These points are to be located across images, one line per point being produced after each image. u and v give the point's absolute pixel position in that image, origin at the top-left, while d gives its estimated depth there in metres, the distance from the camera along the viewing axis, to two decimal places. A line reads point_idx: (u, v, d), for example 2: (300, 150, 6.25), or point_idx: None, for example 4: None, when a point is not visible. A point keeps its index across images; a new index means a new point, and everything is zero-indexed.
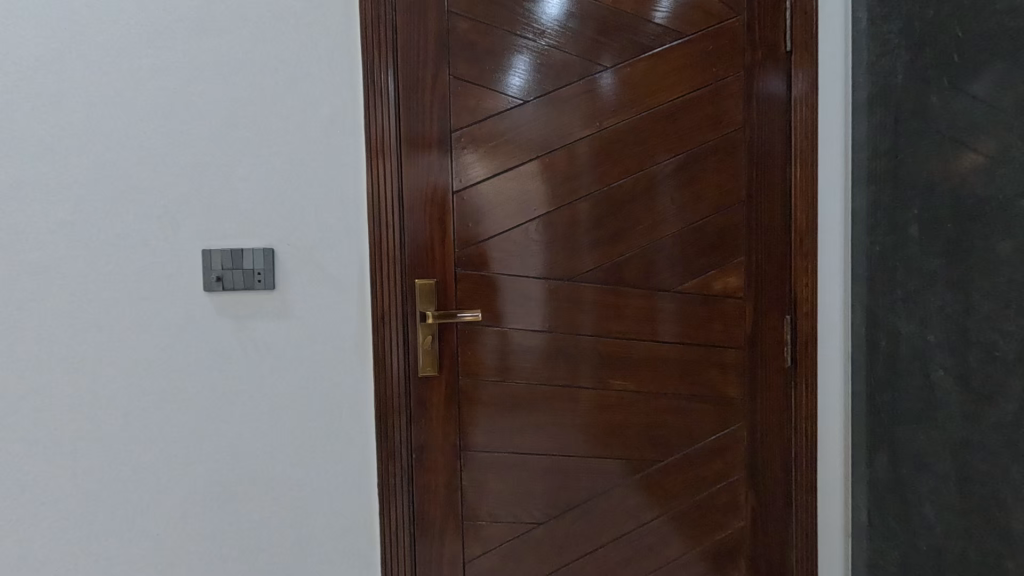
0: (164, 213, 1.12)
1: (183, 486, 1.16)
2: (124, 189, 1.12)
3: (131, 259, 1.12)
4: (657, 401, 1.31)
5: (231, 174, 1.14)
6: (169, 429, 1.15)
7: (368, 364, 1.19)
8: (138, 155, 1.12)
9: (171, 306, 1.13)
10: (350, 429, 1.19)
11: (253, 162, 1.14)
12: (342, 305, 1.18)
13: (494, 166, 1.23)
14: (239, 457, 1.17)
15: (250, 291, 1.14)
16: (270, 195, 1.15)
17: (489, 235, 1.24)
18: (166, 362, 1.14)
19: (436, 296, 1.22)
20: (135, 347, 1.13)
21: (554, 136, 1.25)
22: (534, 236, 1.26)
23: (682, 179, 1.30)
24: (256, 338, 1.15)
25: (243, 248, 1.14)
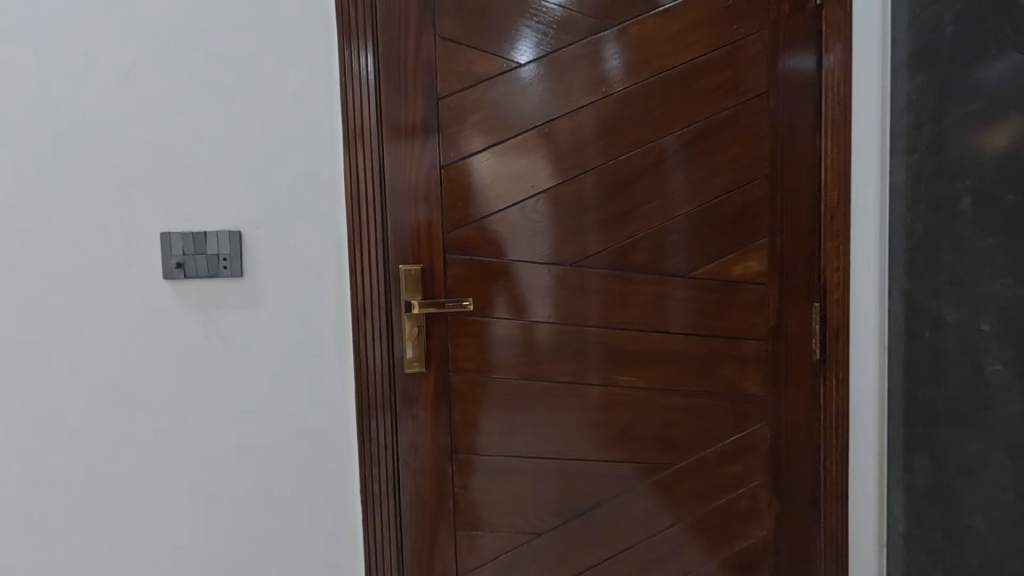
0: (120, 192, 1.02)
1: (145, 492, 1.06)
2: (75, 164, 1.00)
3: (83, 243, 1.01)
4: (670, 398, 1.19)
5: (195, 148, 1.03)
6: (132, 431, 1.04)
7: (347, 359, 1.08)
8: (91, 127, 1.00)
9: (131, 295, 1.03)
10: (329, 429, 1.08)
11: (218, 136, 1.03)
12: (318, 293, 1.07)
13: (486, 139, 1.11)
14: (210, 461, 1.07)
15: (215, 279, 1.03)
16: (239, 172, 1.04)
17: (482, 216, 1.12)
18: (127, 357, 1.04)
19: (422, 284, 1.10)
20: (93, 340, 1.03)
21: (555, 103, 1.12)
22: (533, 215, 1.13)
23: (696, 152, 1.16)
24: (224, 331, 1.05)
25: (206, 231, 1.03)
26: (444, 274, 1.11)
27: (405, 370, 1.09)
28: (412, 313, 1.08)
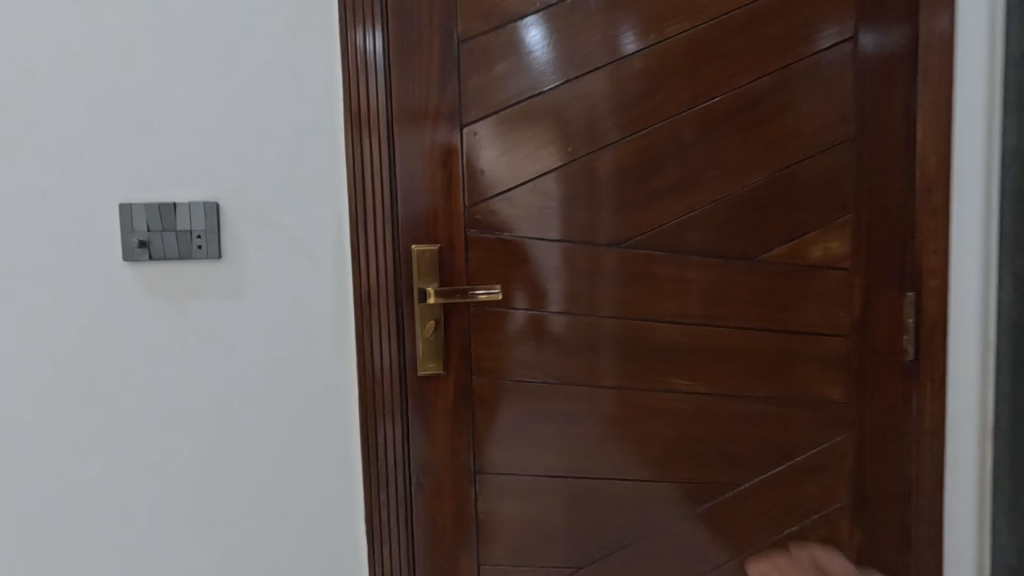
0: (66, 154, 0.81)
1: (104, 526, 0.86)
2: (9, 118, 0.80)
3: (21, 218, 0.81)
4: (732, 405, 1.00)
5: (161, 100, 0.83)
6: (83, 449, 0.84)
7: (351, 360, 0.89)
8: (28, 71, 0.80)
9: (81, 281, 0.82)
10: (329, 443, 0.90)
11: (190, 84, 0.83)
12: (314, 279, 0.87)
13: (504, 98, 0.92)
14: (181, 485, 0.87)
15: (186, 262, 0.83)
16: (215, 129, 0.84)
17: (495, 195, 0.93)
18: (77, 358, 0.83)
19: (439, 270, 0.92)
20: (33, 337, 0.82)
21: (582, 56, 0.93)
22: (571, 186, 0.94)
23: (766, 110, 0.97)
24: (199, 326, 0.85)
25: (176, 202, 0.83)
26: (465, 257, 0.92)
27: (419, 372, 0.91)
28: (427, 304, 0.90)
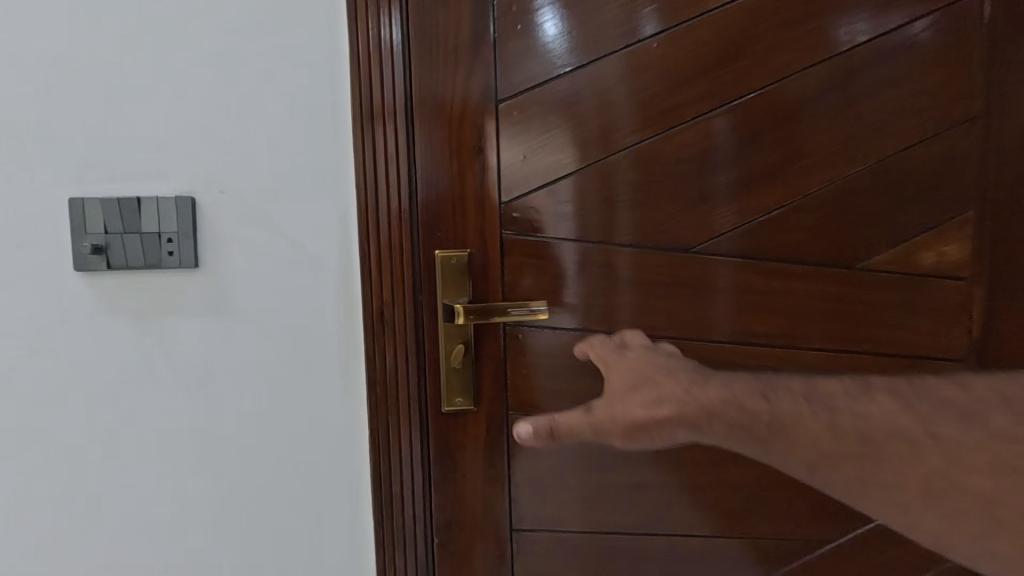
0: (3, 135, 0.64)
1: None
2: None
3: None
4: None
5: (124, 66, 0.65)
6: (30, 503, 0.68)
7: (361, 392, 0.72)
8: None
9: (21, 297, 0.65)
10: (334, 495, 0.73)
11: (158, 46, 0.65)
12: (315, 294, 0.70)
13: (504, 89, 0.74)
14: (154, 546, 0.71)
15: (155, 271, 0.66)
16: (189, 104, 0.67)
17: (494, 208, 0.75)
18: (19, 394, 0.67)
19: (470, 281, 0.75)
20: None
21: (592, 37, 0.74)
22: (585, 196, 0.76)
23: (869, 82, 0.78)
24: (172, 350, 0.68)
25: (141, 195, 0.65)
26: (499, 265, 0.76)
27: (441, 410, 0.74)
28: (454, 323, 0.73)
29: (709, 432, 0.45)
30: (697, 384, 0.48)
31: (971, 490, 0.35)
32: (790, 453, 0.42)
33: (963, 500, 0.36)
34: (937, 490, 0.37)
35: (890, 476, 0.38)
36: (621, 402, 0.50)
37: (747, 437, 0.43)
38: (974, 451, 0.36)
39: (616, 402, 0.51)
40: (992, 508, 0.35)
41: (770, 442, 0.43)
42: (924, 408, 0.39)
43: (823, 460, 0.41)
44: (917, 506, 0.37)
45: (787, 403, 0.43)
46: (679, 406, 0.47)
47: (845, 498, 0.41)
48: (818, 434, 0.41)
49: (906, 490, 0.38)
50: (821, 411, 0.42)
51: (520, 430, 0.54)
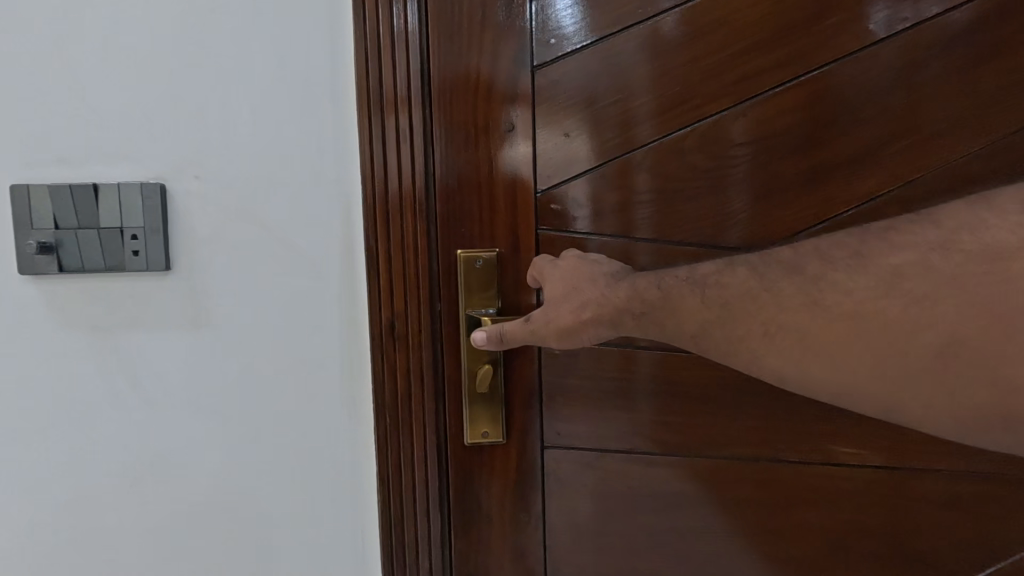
0: None
1: None
2: None
3: None
4: (916, 484, 0.69)
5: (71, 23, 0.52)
6: None
7: (367, 419, 0.60)
8: None
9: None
10: (334, 539, 0.61)
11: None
12: (311, 303, 0.58)
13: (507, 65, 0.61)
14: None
15: (117, 275, 0.55)
16: (156, 66, 0.54)
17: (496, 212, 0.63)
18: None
19: (500, 288, 0.63)
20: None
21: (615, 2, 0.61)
22: (603, 196, 0.64)
23: (991, 42, 0.63)
24: (139, 370, 0.57)
25: (97, 182, 0.54)
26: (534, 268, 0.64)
27: (465, 442, 0.63)
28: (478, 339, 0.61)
29: (627, 326, 0.53)
30: (613, 283, 0.55)
31: (795, 331, 0.46)
32: (685, 332, 0.51)
33: (788, 335, 0.46)
34: (776, 339, 0.47)
35: (746, 335, 0.48)
36: (558, 311, 0.55)
37: (651, 323, 0.52)
38: (792, 302, 0.46)
39: (551, 309, 0.56)
40: (807, 340, 0.46)
41: (668, 325, 0.52)
42: (766, 278, 0.48)
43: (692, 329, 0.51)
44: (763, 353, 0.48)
45: (680, 290, 0.51)
46: (597, 304, 0.54)
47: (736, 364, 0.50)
48: (703, 314, 0.50)
49: (756, 342, 0.48)
50: (703, 295, 0.50)
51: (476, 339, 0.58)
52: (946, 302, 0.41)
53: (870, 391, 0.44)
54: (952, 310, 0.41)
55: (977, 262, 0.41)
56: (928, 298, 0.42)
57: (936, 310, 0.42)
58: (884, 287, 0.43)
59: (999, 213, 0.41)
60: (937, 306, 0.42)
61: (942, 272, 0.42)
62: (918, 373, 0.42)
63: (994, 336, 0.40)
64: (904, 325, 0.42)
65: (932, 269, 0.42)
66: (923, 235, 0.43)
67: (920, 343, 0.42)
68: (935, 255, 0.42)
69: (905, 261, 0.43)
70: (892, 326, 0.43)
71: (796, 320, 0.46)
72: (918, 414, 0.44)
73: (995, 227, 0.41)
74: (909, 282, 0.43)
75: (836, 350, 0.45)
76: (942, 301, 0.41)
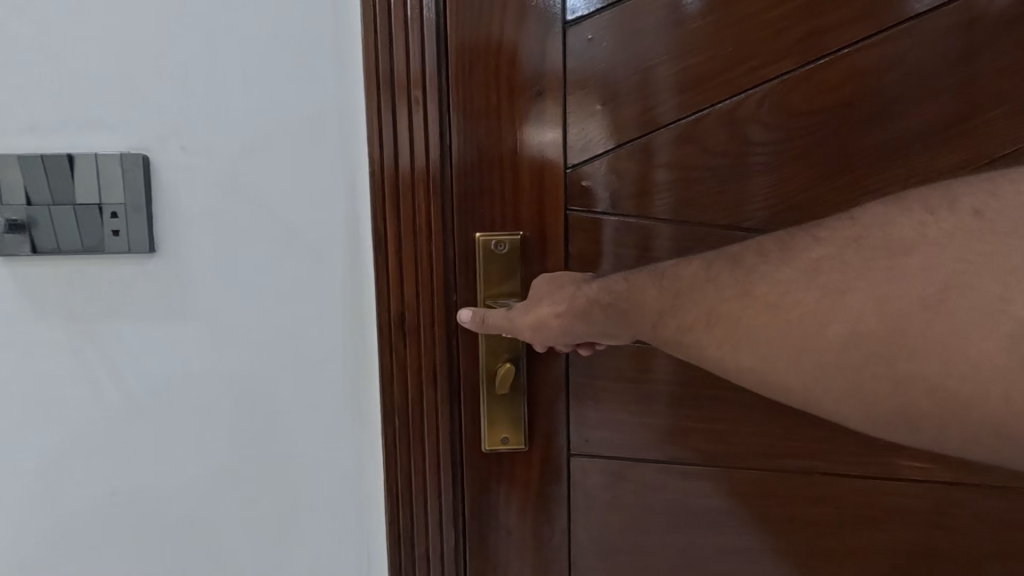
0: None
1: None
2: None
3: None
4: (991, 503, 0.60)
5: None
6: None
7: (374, 419, 0.54)
8: None
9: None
10: (335, 554, 0.56)
11: None
12: (312, 291, 0.52)
13: (531, 23, 0.54)
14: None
15: (97, 256, 0.49)
16: (135, 21, 0.48)
17: (521, 189, 0.56)
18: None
19: (524, 277, 0.56)
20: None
21: None
22: (633, 174, 0.57)
23: None
24: (122, 362, 0.51)
25: (74, 152, 0.48)
26: (562, 254, 0.57)
27: (484, 449, 0.57)
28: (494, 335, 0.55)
29: (596, 319, 0.48)
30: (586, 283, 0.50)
31: (729, 321, 0.41)
32: (646, 323, 0.46)
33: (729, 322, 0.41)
34: (716, 326, 0.42)
35: (692, 322, 0.43)
36: (537, 309, 0.51)
37: (618, 314, 0.47)
38: (728, 288, 0.42)
39: (530, 306, 0.52)
40: (744, 328, 0.41)
41: (631, 315, 0.46)
42: (713, 268, 0.43)
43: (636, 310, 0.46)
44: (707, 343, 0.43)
45: (642, 281, 0.46)
46: (564, 302, 0.50)
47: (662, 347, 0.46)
48: (658, 302, 0.45)
49: (699, 331, 0.43)
50: (659, 280, 0.45)
51: (459, 316, 0.53)
52: (853, 290, 0.37)
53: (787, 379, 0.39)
54: (858, 300, 0.37)
55: (880, 257, 0.37)
56: (838, 288, 0.37)
57: (844, 301, 0.37)
58: (804, 275, 0.39)
59: (906, 212, 0.37)
60: (845, 296, 0.37)
61: (853, 266, 0.37)
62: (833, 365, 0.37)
63: (899, 332, 0.35)
64: (818, 313, 0.38)
65: (844, 262, 0.38)
66: (839, 230, 0.39)
67: (830, 333, 0.37)
68: (850, 249, 0.38)
69: (825, 253, 0.39)
70: (810, 315, 0.38)
71: (734, 308, 0.41)
72: (834, 409, 0.38)
73: (900, 225, 0.37)
74: (826, 273, 0.38)
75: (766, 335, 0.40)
76: (849, 291, 0.37)
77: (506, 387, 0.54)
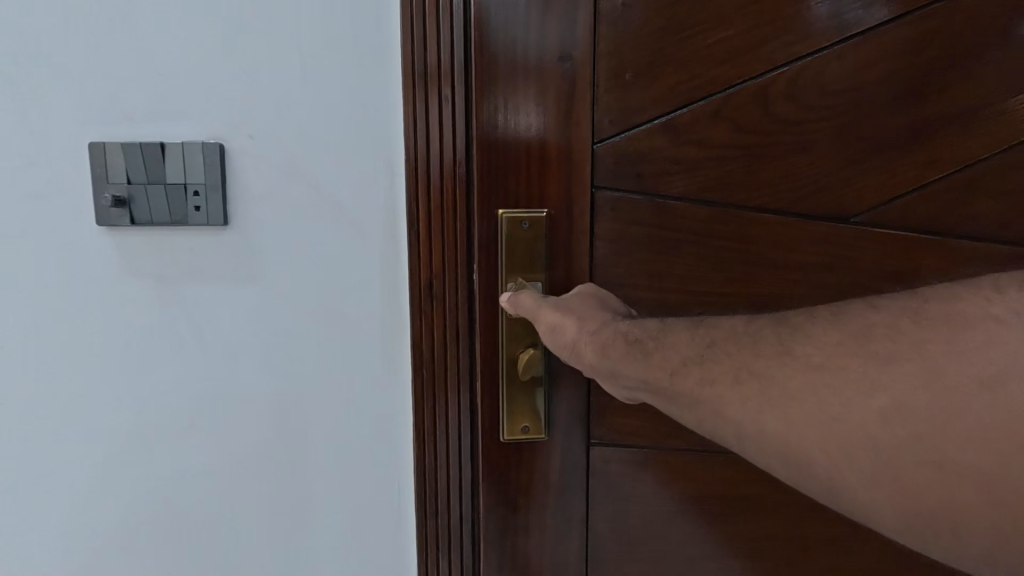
0: (23, 73, 0.56)
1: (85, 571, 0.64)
2: None
3: None
4: None
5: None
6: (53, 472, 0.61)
7: (406, 374, 0.61)
8: None
9: (33, 251, 0.58)
10: (371, 505, 0.63)
11: None
12: (354, 261, 0.59)
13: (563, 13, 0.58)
14: (163, 551, 0.64)
15: (180, 228, 0.59)
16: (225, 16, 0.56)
17: (547, 168, 0.60)
18: (20, 362, 0.60)
19: (547, 255, 0.61)
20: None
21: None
22: (656, 156, 0.60)
23: None
24: (199, 320, 0.60)
25: (164, 141, 0.57)
26: (587, 231, 0.61)
27: (504, 438, 0.62)
28: (520, 322, 0.60)
29: (614, 353, 0.53)
30: (629, 324, 0.55)
31: (761, 375, 0.44)
32: (668, 365, 0.50)
33: (758, 380, 0.44)
34: (743, 383, 0.44)
35: (717, 376, 0.46)
36: (575, 305, 0.58)
37: (640, 351, 0.52)
38: (770, 350, 0.45)
39: (574, 299, 0.58)
40: (775, 390, 0.43)
41: (653, 355, 0.51)
42: (754, 324, 0.49)
43: (659, 348, 0.51)
44: (730, 401, 0.45)
45: (677, 327, 0.52)
46: (593, 318, 0.56)
47: (678, 409, 0.49)
48: (686, 349, 0.50)
49: (726, 387, 0.45)
50: (693, 333, 0.51)
51: (501, 294, 0.59)
52: (906, 362, 0.39)
53: (808, 449, 0.40)
54: (912, 371, 0.38)
55: (938, 323, 0.39)
56: (892, 357, 0.39)
57: (898, 367, 0.39)
58: (854, 339, 0.42)
59: (978, 289, 0.39)
60: (897, 367, 0.39)
61: (914, 334, 0.39)
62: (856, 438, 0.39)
63: (939, 408, 0.37)
64: (862, 383, 0.39)
65: (899, 328, 0.40)
66: (901, 303, 0.42)
67: (871, 405, 0.39)
68: (907, 320, 0.40)
69: (885, 318, 0.41)
70: (853, 381, 0.40)
71: (771, 367, 0.44)
72: (857, 487, 0.39)
73: (964, 301, 0.39)
74: (877, 340, 0.41)
75: (793, 404, 0.42)
76: (907, 360, 0.39)
77: (526, 373, 0.60)
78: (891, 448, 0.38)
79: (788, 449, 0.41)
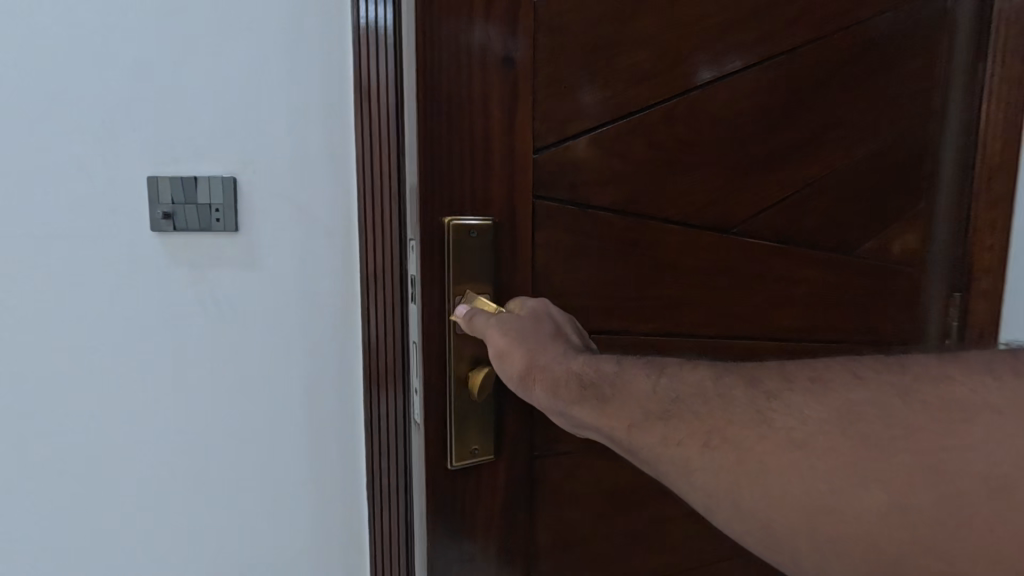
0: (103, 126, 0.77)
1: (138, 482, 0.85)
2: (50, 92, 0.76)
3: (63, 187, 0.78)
4: None
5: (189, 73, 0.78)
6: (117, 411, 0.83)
7: (358, 330, 0.86)
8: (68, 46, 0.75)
9: (105, 249, 0.79)
10: (331, 422, 0.88)
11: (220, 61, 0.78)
12: (319, 252, 0.84)
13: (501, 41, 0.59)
14: (186, 469, 0.86)
15: (205, 233, 0.81)
16: (249, 82, 0.79)
17: (494, 180, 0.61)
18: (94, 328, 0.81)
19: (491, 262, 0.62)
20: (30, 296, 0.79)
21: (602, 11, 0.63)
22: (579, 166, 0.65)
23: (859, 80, 0.81)
24: (219, 298, 0.82)
25: (198, 174, 0.79)
26: (528, 235, 0.64)
27: (454, 462, 0.63)
28: (465, 336, 0.62)
29: (567, 394, 0.53)
30: (585, 362, 0.54)
31: (739, 451, 0.40)
32: (625, 418, 0.47)
33: (731, 451, 0.40)
34: (715, 451, 0.41)
35: (684, 441, 0.43)
36: (527, 332, 0.58)
37: (593, 397, 0.51)
38: (748, 420, 0.41)
39: (527, 325, 0.59)
40: (748, 461, 0.40)
41: (609, 404, 0.49)
42: (722, 382, 0.44)
43: (614, 398, 0.49)
44: (702, 467, 0.41)
45: (634, 370, 0.50)
46: (547, 349, 0.57)
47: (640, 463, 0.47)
48: (644, 398, 0.47)
49: (697, 462, 0.42)
50: (653, 380, 0.48)
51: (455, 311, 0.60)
52: (904, 453, 0.36)
53: (791, 538, 0.38)
54: (910, 463, 0.35)
55: (928, 408, 0.36)
56: (891, 447, 0.36)
57: (894, 462, 0.36)
58: (844, 418, 0.38)
59: (964, 367, 0.37)
60: (895, 457, 0.36)
61: (898, 419, 0.37)
62: (858, 529, 0.36)
63: (929, 497, 0.35)
64: (854, 475, 0.37)
65: (888, 409, 0.37)
66: (887, 377, 0.39)
67: (868, 501, 0.36)
68: (890, 392, 0.38)
69: (866, 397, 0.38)
70: (845, 466, 0.37)
71: (746, 436, 0.40)
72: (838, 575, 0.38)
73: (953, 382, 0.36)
74: (868, 420, 0.37)
75: (778, 490, 0.38)
76: (901, 455, 0.36)
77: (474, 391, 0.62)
78: (854, 527, 0.37)
79: (764, 530, 0.39)
